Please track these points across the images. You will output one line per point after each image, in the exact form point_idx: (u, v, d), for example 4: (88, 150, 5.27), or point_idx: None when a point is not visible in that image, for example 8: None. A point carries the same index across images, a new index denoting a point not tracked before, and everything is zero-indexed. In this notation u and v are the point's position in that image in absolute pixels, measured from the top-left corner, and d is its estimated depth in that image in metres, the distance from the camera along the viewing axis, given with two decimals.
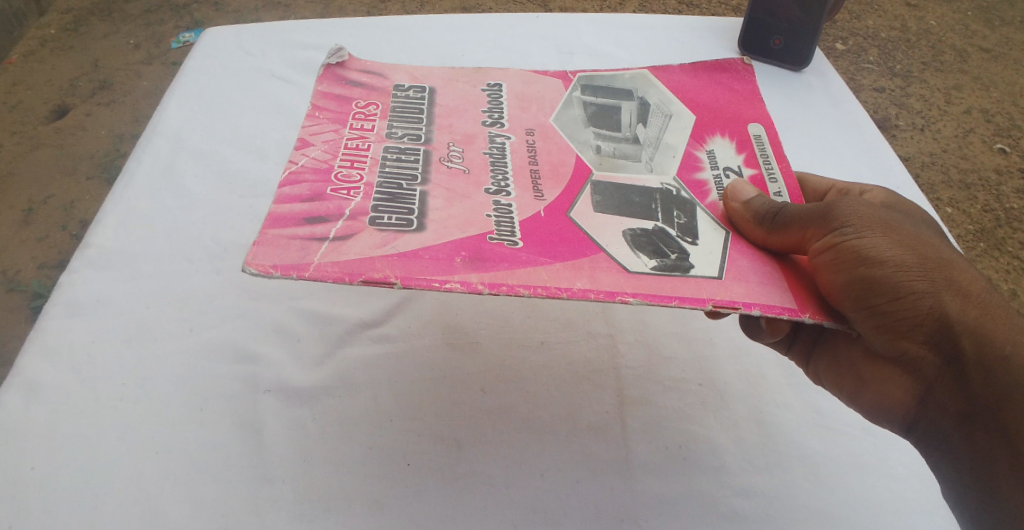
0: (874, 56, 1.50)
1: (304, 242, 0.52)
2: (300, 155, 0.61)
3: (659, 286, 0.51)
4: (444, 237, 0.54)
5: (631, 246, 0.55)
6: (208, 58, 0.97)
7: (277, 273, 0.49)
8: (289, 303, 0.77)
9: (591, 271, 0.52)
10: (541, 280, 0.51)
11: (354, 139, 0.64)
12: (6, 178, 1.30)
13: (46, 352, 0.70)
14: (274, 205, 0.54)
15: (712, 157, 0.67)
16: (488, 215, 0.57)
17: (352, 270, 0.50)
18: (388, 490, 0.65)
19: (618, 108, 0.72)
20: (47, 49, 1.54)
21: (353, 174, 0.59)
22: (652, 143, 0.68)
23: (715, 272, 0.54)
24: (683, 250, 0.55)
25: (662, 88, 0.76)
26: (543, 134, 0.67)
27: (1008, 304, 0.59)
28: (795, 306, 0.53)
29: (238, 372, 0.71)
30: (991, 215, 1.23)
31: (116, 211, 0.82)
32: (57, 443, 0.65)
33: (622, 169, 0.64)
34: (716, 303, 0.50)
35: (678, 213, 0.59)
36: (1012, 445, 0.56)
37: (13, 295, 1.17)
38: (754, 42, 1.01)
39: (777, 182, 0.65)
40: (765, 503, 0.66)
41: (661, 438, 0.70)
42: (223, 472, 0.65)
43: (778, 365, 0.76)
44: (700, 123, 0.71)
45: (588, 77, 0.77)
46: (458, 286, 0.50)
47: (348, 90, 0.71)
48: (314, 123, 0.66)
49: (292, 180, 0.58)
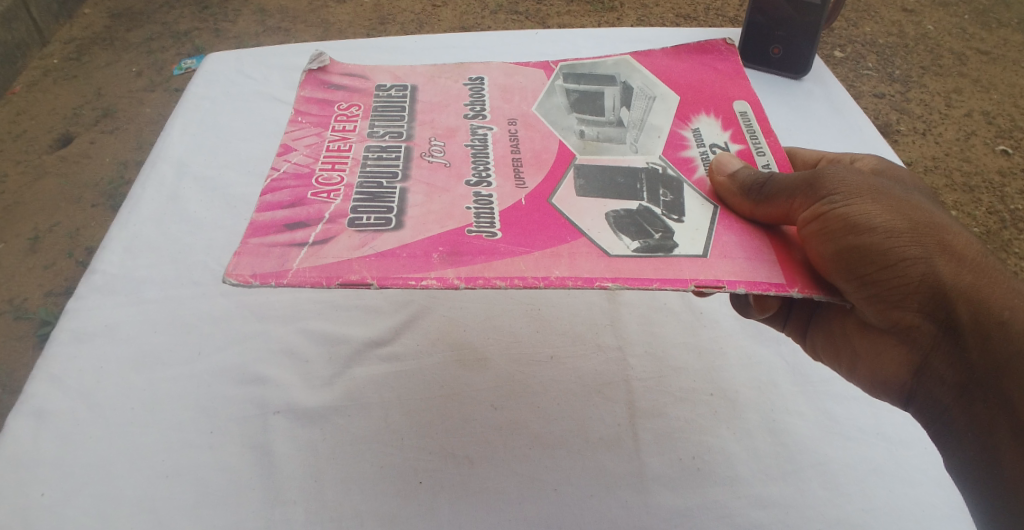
0: (872, 62, 1.50)
1: (284, 249, 0.52)
2: (282, 161, 0.61)
3: (639, 269, 0.51)
4: (423, 233, 0.54)
5: (614, 229, 0.54)
6: (209, 84, 0.97)
7: (256, 282, 0.50)
8: (296, 323, 0.77)
9: (571, 258, 0.52)
10: (519, 271, 0.51)
11: (336, 141, 0.63)
12: (11, 207, 1.31)
13: (53, 379, 0.70)
14: (255, 214, 0.54)
15: (698, 135, 0.66)
16: (468, 207, 0.56)
17: (329, 273, 0.50)
18: (401, 510, 0.64)
19: (601, 93, 0.70)
20: (50, 79, 1.56)
21: (334, 176, 0.59)
22: (637, 125, 0.66)
23: (700, 250, 0.53)
24: (668, 229, 0.55)
25: (645, 73, 0.73)
26: (526, 124, 0.66)
27: (1004, 268, 0.56)
28: (783, 281, 0.52)
29: (246, 395, 0.71)
30: (996, 217, 1.23)
31: (120, 237, 0.82)
32: (66, 470, 0.65)
33: (606, 151, 0.63)
34: (699, 284, 0.50)
35: (664, 192, 0.59)
36: (1013, 413, 0.54)
37: (20, 323, 1.17)
38: (753, 51, 1.02)
39: (765, 156, 0.64)
40: (782, 513, 0.65)
41: (674, 449, 0.70)
42: (233, 495, 0.64)
43: (790, 374, 0.75)
44: (686, 104, 0.69)
45: (570, 65, 0.74)
46: (435, 282, 0.50)
47: (330, 93, 0.69)
48: (295, 127, 0.65)
49: (273, 186, 0.58)
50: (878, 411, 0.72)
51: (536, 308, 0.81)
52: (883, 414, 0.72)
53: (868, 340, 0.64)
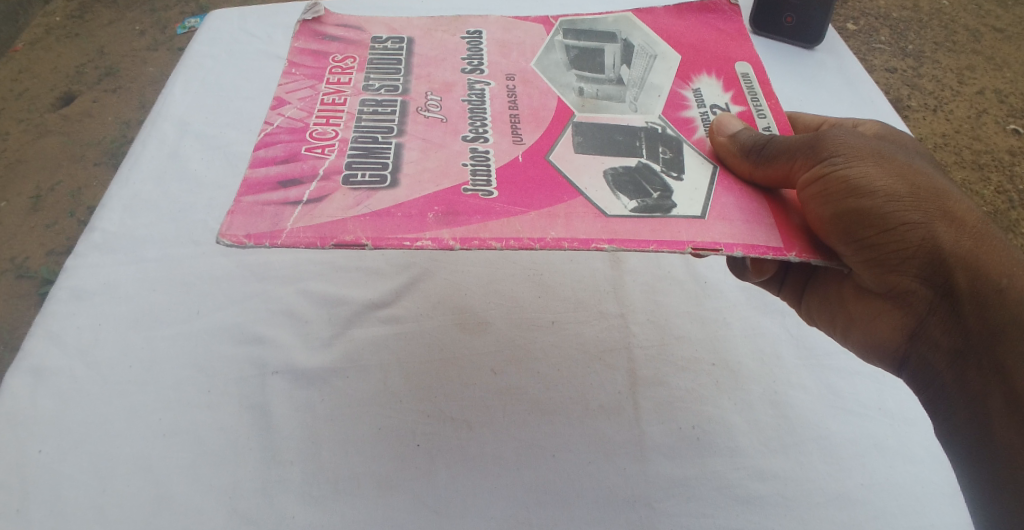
0: (885, 36, 1.48)
1: (278, 208, 0.51)
2: (276, 114, 0.60)
3: (635, 230, 0.50)
4: (419, 192, 0.53)
5: (611, 187, 0.54)
6: (212, 41, 0.96)
7: (251, 243, 0.49)
8: (296, 284, 0.77)
9: (568, 218, 0.51)
10: (515, 231, 0.50)
11: (330, 95, 0.62)
12: (12, 166, 1.31)
13: (52, 337, 0.71)
14: (249, 170, 0.54)
15: (699, 95, 0.65)
16: (464, 164, 0.55)
17: (324, 234, 0.50)
18: (399, 471, 0.65)
19: (600, 49, 0.69)
20: (53, 37, 1.55)
21: (328, 131, 0.58)
22: (637, 84, 0.65)
23: (697, 211, 0.53)
24: (666, 188, 0.54)
25: (646, 30, 0.72)
26: (524, 79, 0.65)
27: (1003, 235, 0.56)
28: (780, 245, 0.51)
29: (245, 355, 0.71)
30: (1004, 197, 1.21)
31: (121, 196, 0.82)
32: (64, 426, 0.65)
33: (604, 110, 0.62)
34: (696, 246, 0.50)
35: (664, 150, 0.58)
36: (1006, 380, 0.53)
37: (21, 282, 1.18)
38: (765, 18, 1.00)
39: (766, 118, 0.63)
40: (779, 485, 0.66)
41: (674, 418, 0.70)
42: (232, 455, 0.65)
43: (793, 344, 0.75)
44: (687, 63, 0.68)
45: (570, 20, 0.73)
46: (430, 243, 0.50)
47: (324, 45, 0.68)
48: (289, 80, 0.64)
49: (267, 141, 0.57)
50: (882, 386, 0.72)
51: (538, 273, 0.81)
52: (887, 391, 0.72)
53: (862, 304, 0.64)
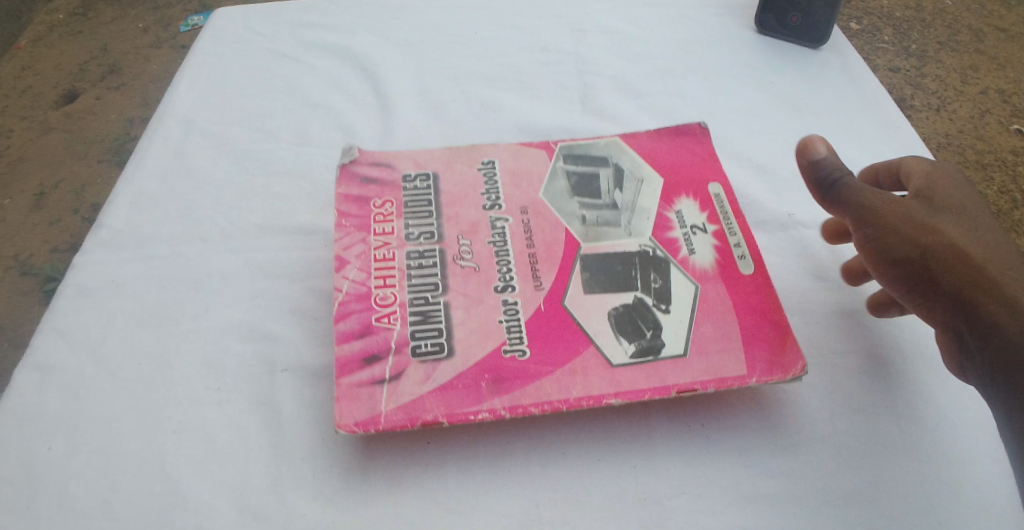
0: (888, 35, 1.48)
1: (370, 390, 0.63)
2: (341, 278, 0.71)
3: (636, 381, 0.65)
4: (469, 358, 0.65)
5: (615, 330, 0.67)
6: (217, 39, 0.99)
7: (359, 430, 0.61)
8: (305, 282, 0.76)
9: (585, 374, 0.65)
10: (548, 396, 0.64)
11: (380, 249, 0.73)
12: (16, 163, 1.31)
13: (60, 333, 0.71)
14: (337, 350, 0.65)
15: (681, 216, 0.77)
16: (499, 321, 0.68)
17: (411, 414, 0.62)
18: (408, 468, 0.65)
19: (596, 176, 0.82)
20: (55, 34, 1.54)
21: (388, 295, 0.69)
22: (629, 208, 0.78)
23: (681, 348, 0.66)
24: (657, 326, 0.68)
25: (633, 154, 0.84)
26: (536, 211, 0.77)
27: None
28: (745, 372, 0.66)
29: (253, 351, 0.71)
30: (1007, 197, 1.21)
31: (127, 193, 0.82)
32: (73, 422, 0.65)
33: (605, 238, 0.75)
34: (679, 390, 0.64)
35: (654, 277, 0.72)
36: None
37: (25, 279, 1.17)
38: (772, 20, 1.03)
39: (736, 236, 0.75)
40: (789, 483, 0.66)
41: (684, 413, 0.69)
42: (241, 452, 0.65)
43: (801, 343, 0.75)
44: (668, 186, 0.80)
45: (568, 146, 0.85)
46: (488, 414, 0.63)
47: (364, 189, 0.78)
48: (342, 233, 0.74)
49: (342, 313, 0.68)
50: (893, 385, 0.72)
51: None
52: (896, 388, 0.72)
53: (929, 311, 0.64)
